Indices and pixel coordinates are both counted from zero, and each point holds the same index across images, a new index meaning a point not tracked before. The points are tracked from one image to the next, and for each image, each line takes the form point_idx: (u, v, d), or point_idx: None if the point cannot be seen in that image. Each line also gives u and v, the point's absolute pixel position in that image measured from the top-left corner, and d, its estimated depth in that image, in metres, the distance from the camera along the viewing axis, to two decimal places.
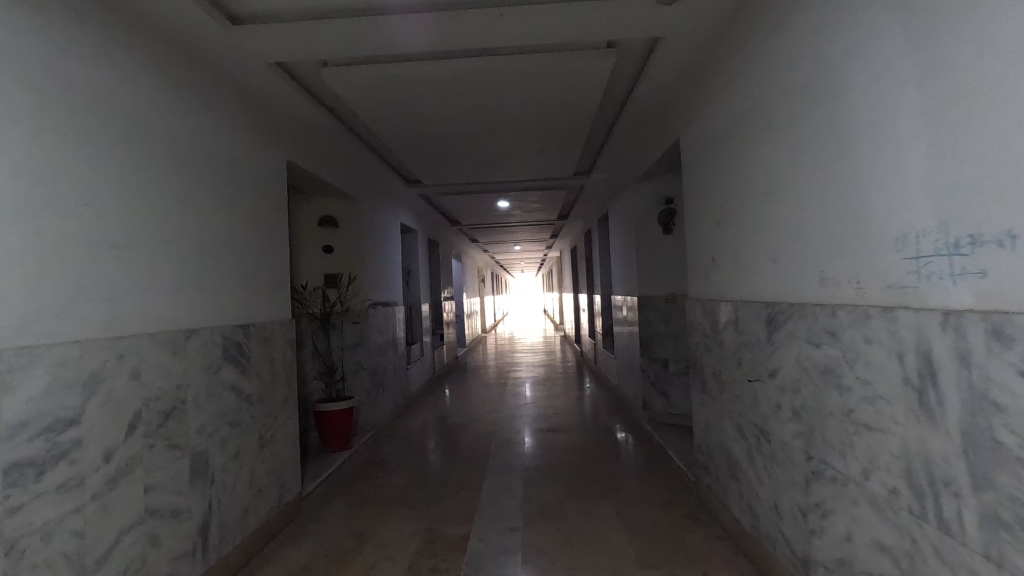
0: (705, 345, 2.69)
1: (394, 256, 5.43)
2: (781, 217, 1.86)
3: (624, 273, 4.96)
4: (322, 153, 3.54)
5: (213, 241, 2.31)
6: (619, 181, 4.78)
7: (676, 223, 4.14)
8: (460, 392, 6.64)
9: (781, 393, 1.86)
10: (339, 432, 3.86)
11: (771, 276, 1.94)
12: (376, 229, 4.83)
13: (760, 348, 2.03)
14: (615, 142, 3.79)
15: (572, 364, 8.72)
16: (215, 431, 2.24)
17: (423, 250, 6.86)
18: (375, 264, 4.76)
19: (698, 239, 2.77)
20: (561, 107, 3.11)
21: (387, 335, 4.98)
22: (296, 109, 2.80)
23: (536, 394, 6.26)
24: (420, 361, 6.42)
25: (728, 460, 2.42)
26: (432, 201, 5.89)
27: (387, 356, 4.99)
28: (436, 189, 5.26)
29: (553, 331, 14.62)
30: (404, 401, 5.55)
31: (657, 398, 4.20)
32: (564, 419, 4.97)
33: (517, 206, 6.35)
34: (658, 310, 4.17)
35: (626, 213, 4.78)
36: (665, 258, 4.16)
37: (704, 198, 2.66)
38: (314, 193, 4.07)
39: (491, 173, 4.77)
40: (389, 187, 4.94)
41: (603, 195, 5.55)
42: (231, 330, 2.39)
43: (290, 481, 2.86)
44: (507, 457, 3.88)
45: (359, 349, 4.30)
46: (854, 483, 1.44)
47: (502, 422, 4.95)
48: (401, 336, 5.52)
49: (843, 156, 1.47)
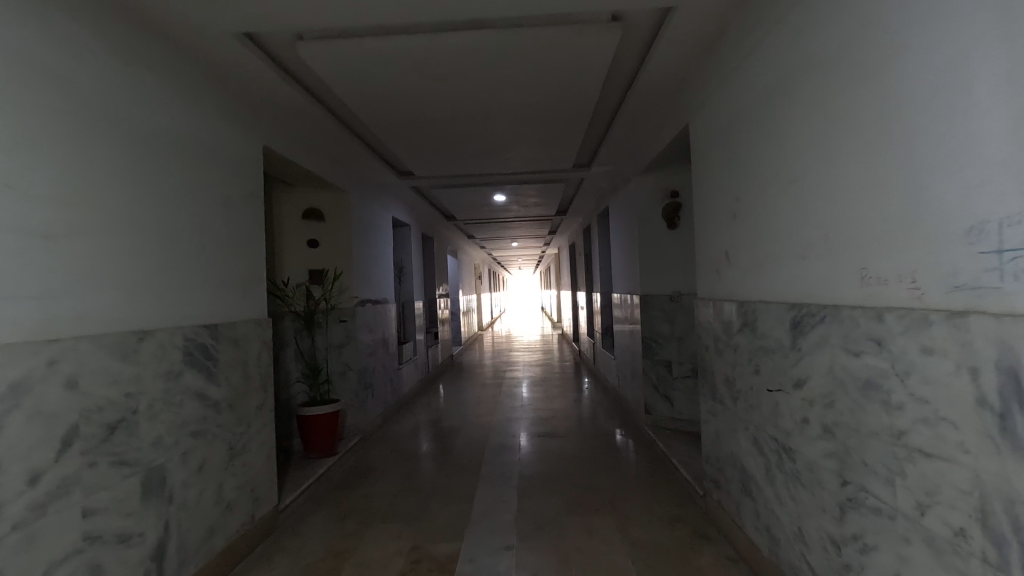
0: (716, 349, 2.47)
1: (385, 251, 5.20)
2: (808, 207, 1.64)
3: (625, 271, 4.74)
4: (304, 139, 3.32)
5: (173, 232, 2.09)
6: (620, 174, 4.56)
7: (681, 216, 3.90)
8: (454, 393, 6.42)
9: (808, 406, 1.64)
10: (323, 437, 3.64)
11: (795, 273, 1.72)
12: (365, 223, 4.59)
13: (782, 355, 1.81)
14: (616, 131, 3.58)
15: (569, 364, 8.51)
16: (176, 444, 2.01)
17: (416, 245, 6.63)
18: (364, 259, 4.53)
19: (708, 233, 2.54)
20: (559, 90, 2.89)
21: (376, 334, 4.75)
22: (272, 88, 2.57)
23: (532, 395, 6.04)
24: (413, 361, 6.20)
25: (743, 476, 2.20)
26: (425, 194, 5.65)
27: (377, 357, 4.76)
28: (429, 182, 5.04)
29: (551, 329, 14.39)
30: (395, 403, 5.32)
31: (660, 402, 3.98)
32: (561, 422, 4.75)
33: (514, 200, 6.12)
34: (661, 309, 3.95)
35: (627, 207, 4.55)
36: (669, 254, 3.95)
37: (715, 188, 2.43)
38: (297, 183, 3.83)
39: (486, 165, 4.55)
40: (379, 179, 4.71)
41: (603, 188, 5.32)
42: (196, 331, 2.16)
43: (265, 494, 2.64)
44: (501, 465, 3.66)
45: (345, 350, 4.07)
46: (905, 518, 1.23)
47: (496, 425, 4.73)
48: (391, 335, 5.29)
49: (894, 133, 1.25)
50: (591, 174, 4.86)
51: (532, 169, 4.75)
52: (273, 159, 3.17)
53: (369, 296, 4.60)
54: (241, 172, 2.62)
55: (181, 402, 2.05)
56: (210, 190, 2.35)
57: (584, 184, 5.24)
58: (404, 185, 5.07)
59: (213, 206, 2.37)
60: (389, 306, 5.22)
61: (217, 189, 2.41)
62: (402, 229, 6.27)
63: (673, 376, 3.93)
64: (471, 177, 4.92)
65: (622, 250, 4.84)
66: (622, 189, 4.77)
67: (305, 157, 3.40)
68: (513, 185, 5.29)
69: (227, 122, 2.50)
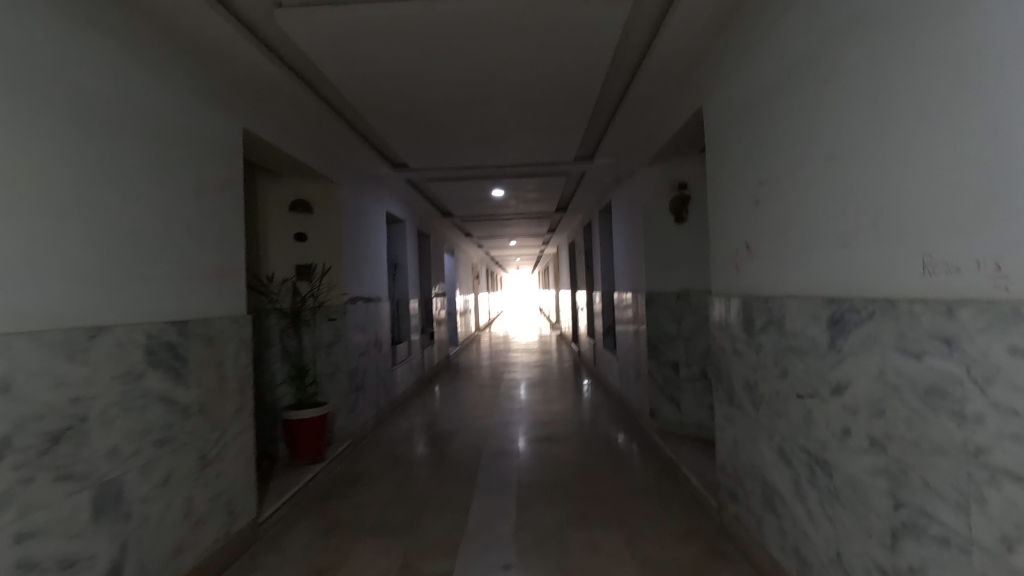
0: (734, 351, 2.26)
1: (378, 247, 4.98)
2: (850, 187, 1.44)
3: (629, 268, 4.53)
4: (290, 125, 3.11)
5: (135, 218, 1.88)
6: (624, 166, 4.36)
7: (689, 209, 3.70)
8: (450, 394, 6.21)
9: (850, 415, 1.45)
10: (310, 442, 3.43)
11: (833, 264, 1.52)
12: (356, 217, 4.38)
13: (817, 356, 1.61)
14: (622, 118, 3.38)
15: (569, 365, 8.30)
16: (136, 454, 1.80)
17: (412, 242, 6.41)
18: (355, 255, 4.31)
19: (724, 223, 2.34)
20: (563, 70, 2.69)
21: (368, 333, 4.54)
22: (251, 64, 2.36)
23: (531, 397, 5.83)
24: (407, 361, 5.98)
25: (765, 489, 2.00)
26: (420, 188, 5.44)
27: (369, 357, 4.54)
28: (425, 175, 4.83)
29: (549, 330, 14.18)
30: (389, 406, 5.11)
31: (666, 405, 3.78)
32: (562, 426, 4.55)
33: (512, 195, 5.92)
34: (667, 307, 3.74)
35: (631, 202, 4.35)
36: (677, 249, 3.74)
37: (733, 174, 2.23)
38: (284, 173, 3.62)
39: (484, 156, 4.34)
40: (372, 171, 4.50)
41: (605, 182, 5.12)
42: (161, 329, 1.95)
43: (243, 506, 2.44)
44: (499, 472, 3.45)
45: (334, 349, 3.86)
46: (983, 552, 1.03)
47: (494, 429, 4.52)
48: (385, 335, 5.07)
49: (969, 91, 1.05)
50: (594, 167, 4.66)
51: (531, 161, 4.55)
52: (256, 145, 2.96)
53: (360, 293, 4.39)
54: (218, 156, 2.41)
55: (143, 407, 1.84)
56: (180, 173, 2.15)
57: (585, 177, 5.04)
58: (398, 178, 4.86)
59: (185, 191, 2.17)
60: (382, 304, 5.01)
61: (189, 172, 2.20)
62: (397, 225, 6.05)
63: (680, 379, 3.72)
64: (469, 169, 4.71)
65: (625, 246, 4.64)
66: (626, 182, 4.57)
67: (291, 143, 3.19)
68: (511, 178, 5.09)
69: (200, 100, 2.30)
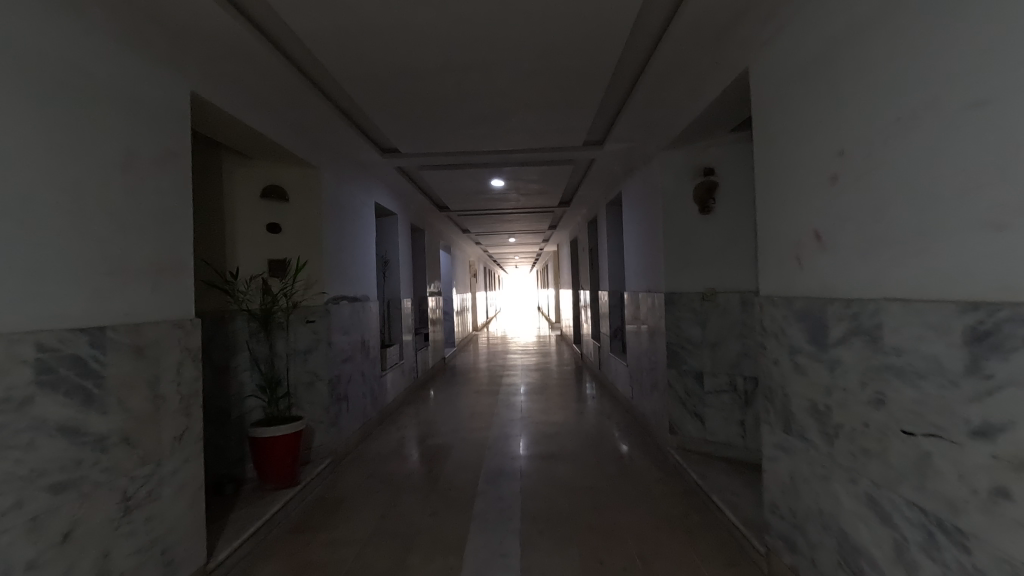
0: (794, 366, 1.82)
1: (366, 241, 4.53)
2: (1017, 139, 1.00)
3: (643, 265, 4.09)
4: (257, 96, 2.66)
5: (27, 197, 1.45)
6: (638, 152, 3.92)
7: (714, 198, 3.22)
8: (445, 401, 5.76)
9: (1010, 472, 1.02)
10: (282, 464, 2.98)
11: (977, 256, 1.09)
12: (340, 207, 3.92)
13: (941, 384, 1.17)
14: (642, 92, 2.94)
15: (571, 368, 7.87)
16: (19, 506, 1.37)
17: (404, 237, 5.95)
18: (338, 249, 3.86)
19: (781, 206, 1.89)
20: (579, 26, 2.25)
21: (353, 336, 4.08)
22: (198, 12, 1.91)
23: (532, 405, 5.39)
24: (399, 366, 5.53)
25: (843, 545, 1.57)
26: (412, 178, 4.99)
27: (354, 363, 4.09)
28: (417, 162, 4.38)
29: (548, 330, 13.75)
30: (377, 416, 4.65)
31: (689, 421, 3.33)
32: (567, 440, 4.11)
33: (513, 186, 5.47)
34: (690, 309, 3.30)
35: (646, 192, 3.92)
36: (701, 243, 3.30)
37: (794, 144, 1.78)
38: (253, 154, 3.15)
39: (483, 140, 3.89)
40: (358, 157, 4.05)
41: (614, 171, 4.68)
42: (62, 338, 1.51)
43: (187, 552, 2.00)
44: (498, 497, 3.01)
45: (312, 355, 3.41)
46: None
47: (492, 443, 4.08)
48: (372, 338, 4.62)
49: None
50: (604, 153, 4.21)
51: (535, 145, 4.10)
52: (211, 118, 2.51)
53: (344, 292, 3.94)
54: (158, 124, 1.97)
55: (29, 443, 1.40)
56: (100, 141, 1.70)
57: (594, 166, 4.59)
58: (388, 165, 4.41)
59: (108, 166, 1.72)
60: (370, 304, 4.56)
61: (114, 140, 1.75)
62: (388, 218, 5.60)
63: (704, 391, 3.27)
64: (465, 156, 4.26)
65: (638, 241, 4.19)
66: (640, 169, 4.12)
67: (258, 117, 2.74)
68: (512, 166, 4.64)
69: (133, 54, 1.85)
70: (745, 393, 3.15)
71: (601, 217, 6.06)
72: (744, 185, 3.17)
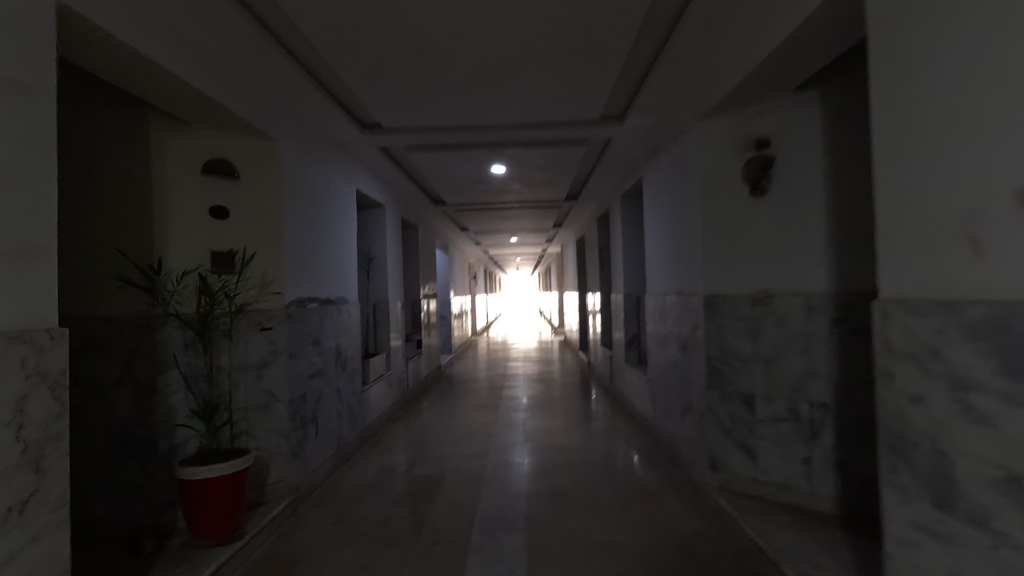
0: (961, 412, 1.18)
1: (345, 235, 3.90)
2: None
3: (669, 263, 3.44)
4: (166, 23, 2.02)
5: None
6: (667, 127, 3.28)
7: (771, 175, 2.57)
8: (439, 417, 5.10)
9: None
10: (217, 515, 2.31)
11: None
12: (310, 191, 3.29)
13: None
14: (680, 40, 2.31)
15: (577, 378, 7.20)
16: None
17: (394, 232, 5.32)
18: (307, 243, 3.23)
19: (937, 161, 1.26)
20: None
21: (326, 345, 3.44)
22: None
23: (536, 422, 4.73)
24: (386, 377, 4.87)
25: None
26: (400, 162, 4.35)
27: (326, 379, 3.44)
28: (404, 141, 3.75)
29: (551, 335, 13.06)
30: (358, 437, 4.00)
31: (736, 455, 2.68)
32: (580, 470, 3.45)
33: (516, 174, 4.83)
34: (738, 316, 2.66)
35: (676, 175, 3.27)
36: (750, 233, 2.65)
37: (983, 61, 1.15)
38: (191, 118, 2.52)
39: (480, 110, 3.27)
40: (333, 132, 3.42)
41: (634, 154, 4.04)
42: None
43: None
44: (496, 554, 2.36)
45: (266, 371, 2.77)
46: None
47: (491, 473, 3.42)
48: (352, 348, 3.96)
49: None
50: (624, 130, 3.58)
51: (542, 119, 3.47)
52: (84, 50, 1.87)
53: (314, 294, 3.30)
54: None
55: None
56: None
57: (609, 147, 3.96)
58: (371, 145, 3.79)
59: None
60: (350, 308, 3.91)
61: None
62: (375, 211, 4.97)
63: (755, 420, 2.60)
64: (460, 133, 3.62)
65: (664, 233, 3.55)
66: (668, 148, 3.47)
67: (174, 57, 2.10)
68: (515, 148, 4.01)
69: None
70: (810, 424, 2.46)
71: (615, 210, 5.40)
72: (806, 157, 2.49)
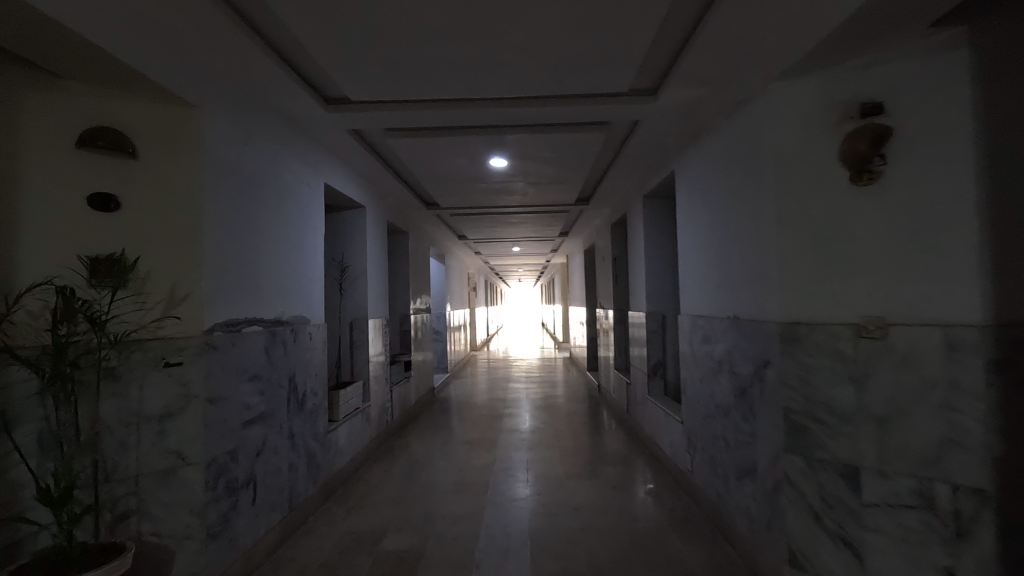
0: None
1: (308, 240, 3.14)
2: None
3: (718, 277, 2.67)
4: None
5: None
6: (719, 99, 2.52)
7: (883, 154, 1.80)
8: (426, 457, 4.30)
9: None
10: None
11: None
12: (254, 181, 2.53)
13: None
14: None
15: (587, 404, 6.39)
16: None
17: (378, 237, 4.57)
18: (248, 248, 2.47)
19: None
20: None
21: (273, 381, 2.66)
22: None
23: (542, 466, 3.93)
24: (364, 410, 4.10)
25: None
26: (379, 152, 3.59)
27: (273, 424, 2.66)
28: (381, 123, 3.00)
29: (555, 350, 12.21)
30: (320, 491, 3.21)
31: (831, 552, 1.88)
32: (599, 544, 2.66)
33: (520, 169, 4.08)
34: (833, 354, 1.89)
35: (730, 162, 2.51)
36: (851, 238, 1.88)
37: None
38: (59, 66, 1.79)
39: (474, 78, 2.52)
40: (287, 105, 2.68)
41: (665, 143, 3.29)
42: None
43: None
44: None
45: (168, 421, 2.00)
46: None
47: (483, 550, 2.63)
48: (315, 380, 3.18)
49: None
50: (658, 108, 2.82)
51: (554, 92, 2.73)
52: None
53: (256, 315, 2.53)
54: None
55: None
56: None
57: (636, 133, 3.21)
58: (339, 128, 3.04)
59: None
60: (312, 329, 3.13)
61: None
62: (353, 213, 4.22)
63: (862, 504, 1.81)
64: (448, 112, 2.87)
65: (709, 239, 2.79)
66: (717, 130, 2.72)
67: None
68: (519, 133, 3.26)
69: None
70: (954, 518, 1.66)
71: (635, 213, 4.63)
72: (941, 127, 1.72)
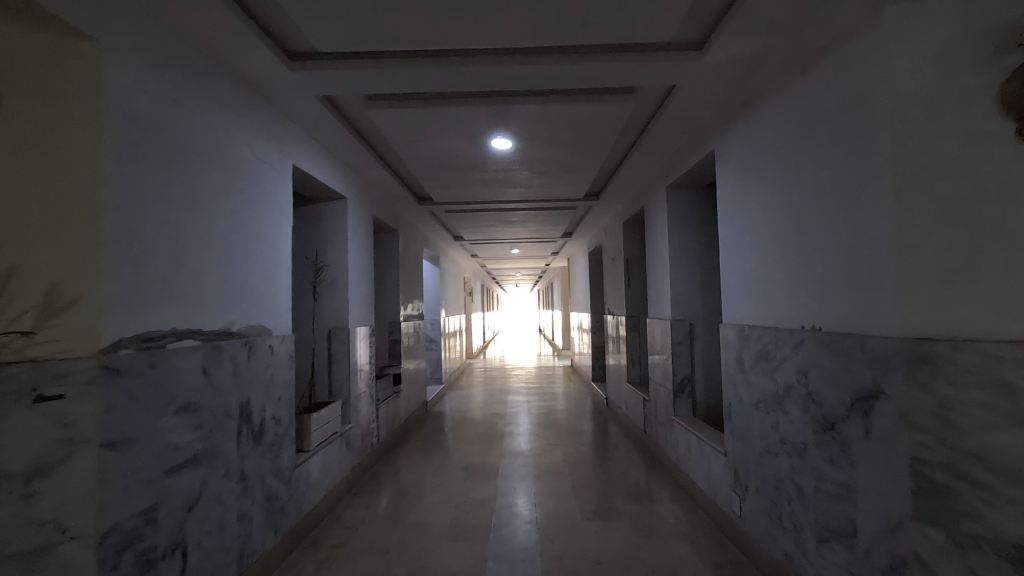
0: None
1: (268, 232, 2.55)
2: None
3: (787, 277, 2.10)
4: None
5: None
6: (791, 49, 1.95)
7: None
8: (415, 487, 3.71)
9: None
10: None
11: None
12: (188, 151, 1.94)
13: None
14: None
15: (595, 420, 5.80)
16: None
17: (362, 234, 3.99)
18: (178, 240, 1.87)
19: None
20: None
21: (217, 411, 2.06)
22: None
23: (550, 501, 3.34)
24: (343, 434, 3.50)
25: None
26: (361, 129, 3.03)
27: (214, 468, 2.04)
28: (359, 87, 2.43)
29: (553, 357, 11.63)
30: (283, 540, 2.61)
31: None
32: None
33: (524, 154, 3.51)
34: (992, 385, 1.32)
35: (806, 131, 1.95)
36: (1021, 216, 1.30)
37: None
38: None
39: (475, 21, 1.95)
40: (238, 56, 2.10)
41: (704, 117, 2.73)
42: None
43: None
44: None
45: (37, 480, 1.38)
46: None
47: None
48: (278, 405, 2.58)
49: None
50: (704, 69, 2.26)
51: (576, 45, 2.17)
52: None
53: (190, 325, 1.93)
54: None
55: None
56: None
57: (670, 104, 2.64)
58: (307, 93, 2.46)
59: None
60: (274, 342, 2.53)
61: None
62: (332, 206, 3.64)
63: None
64: (441, 72, 2.30)
65: (772, 231, 2.22)
66: (782, 93, 2.15)
67: None
68: (528, 105, 2.69)
69: None
70: None
71: (655, 206, 4.07)
72: None
